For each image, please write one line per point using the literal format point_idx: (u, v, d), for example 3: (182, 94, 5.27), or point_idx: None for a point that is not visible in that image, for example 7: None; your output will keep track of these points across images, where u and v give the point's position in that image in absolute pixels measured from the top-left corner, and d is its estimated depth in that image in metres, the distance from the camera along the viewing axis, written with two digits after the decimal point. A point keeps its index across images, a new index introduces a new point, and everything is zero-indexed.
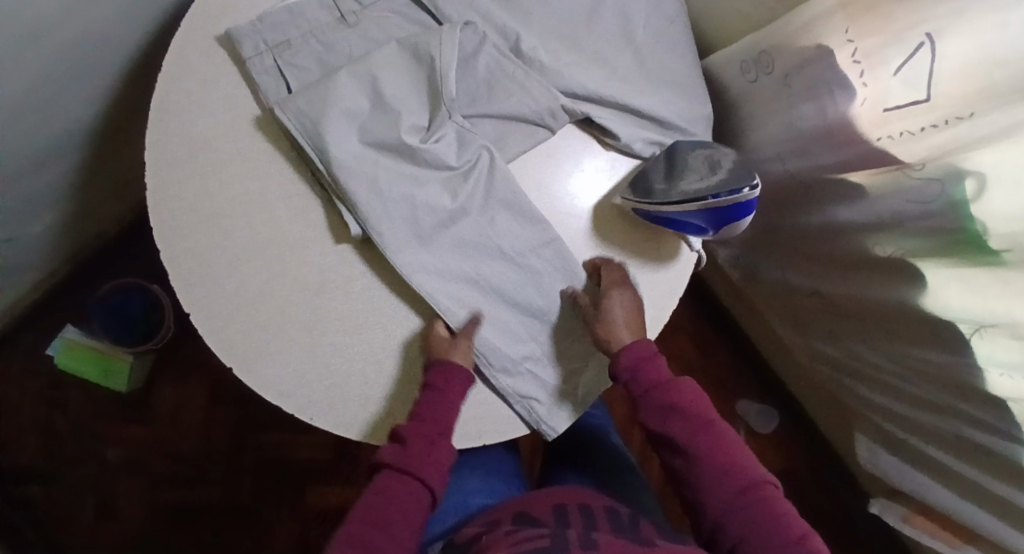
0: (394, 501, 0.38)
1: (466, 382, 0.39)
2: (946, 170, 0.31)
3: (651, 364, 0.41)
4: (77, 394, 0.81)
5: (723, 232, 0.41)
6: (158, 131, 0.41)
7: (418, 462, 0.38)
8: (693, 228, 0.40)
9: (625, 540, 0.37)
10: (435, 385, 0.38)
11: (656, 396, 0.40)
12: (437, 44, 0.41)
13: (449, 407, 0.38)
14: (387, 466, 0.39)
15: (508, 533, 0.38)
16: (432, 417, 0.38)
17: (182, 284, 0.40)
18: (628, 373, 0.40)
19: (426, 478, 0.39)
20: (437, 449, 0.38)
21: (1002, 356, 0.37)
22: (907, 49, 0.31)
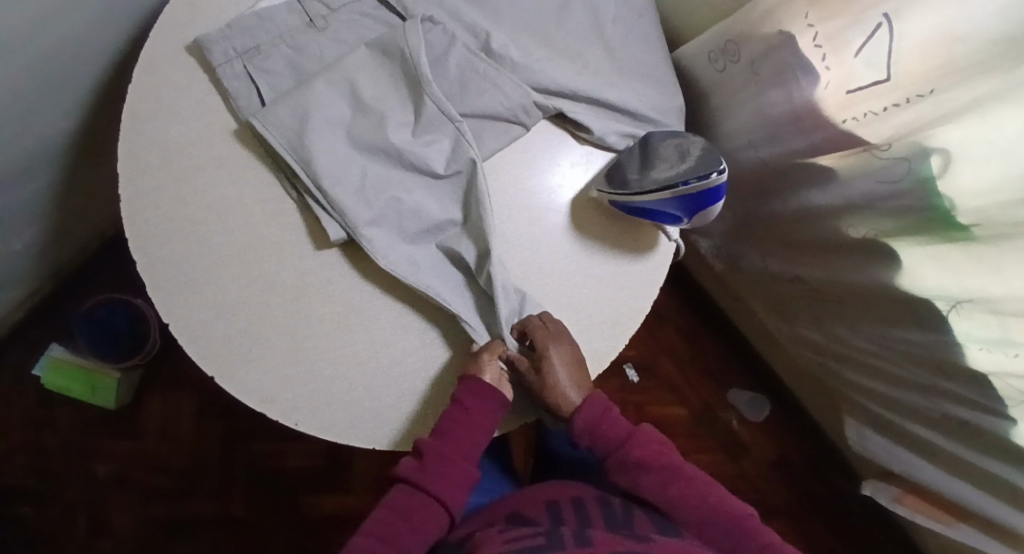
0: (411, 518, 0.38)
1: (492, 401, 0.40)
2: (911, 149, 0.32)
3: (608, 422, 0.43)
4: (65, 413, 0.80)
5: (699, 221, 0.41)
6: (130, 141, 0.41)
7: (438, 479, 0.39)
8: (671, 219, 0.40)
9: (619, 535, 0.37)
10: (463, 400, 0.38)
11: (623, 453, 0.43)
12: (406, 43, 0.41)
13: (473, 423, 0.39)
14: (404, 483, 0.39)
15: (501, 531, 0.39)
16: (454, 431, 0.39)
17: (160, 294, 0.40)
18: (587, 434, 0.43)
19: (443, 496, 0.39)
20: (458, 468, 0.39)
21: (979, 331, 0.38)
22: (866, 30, 0.31)
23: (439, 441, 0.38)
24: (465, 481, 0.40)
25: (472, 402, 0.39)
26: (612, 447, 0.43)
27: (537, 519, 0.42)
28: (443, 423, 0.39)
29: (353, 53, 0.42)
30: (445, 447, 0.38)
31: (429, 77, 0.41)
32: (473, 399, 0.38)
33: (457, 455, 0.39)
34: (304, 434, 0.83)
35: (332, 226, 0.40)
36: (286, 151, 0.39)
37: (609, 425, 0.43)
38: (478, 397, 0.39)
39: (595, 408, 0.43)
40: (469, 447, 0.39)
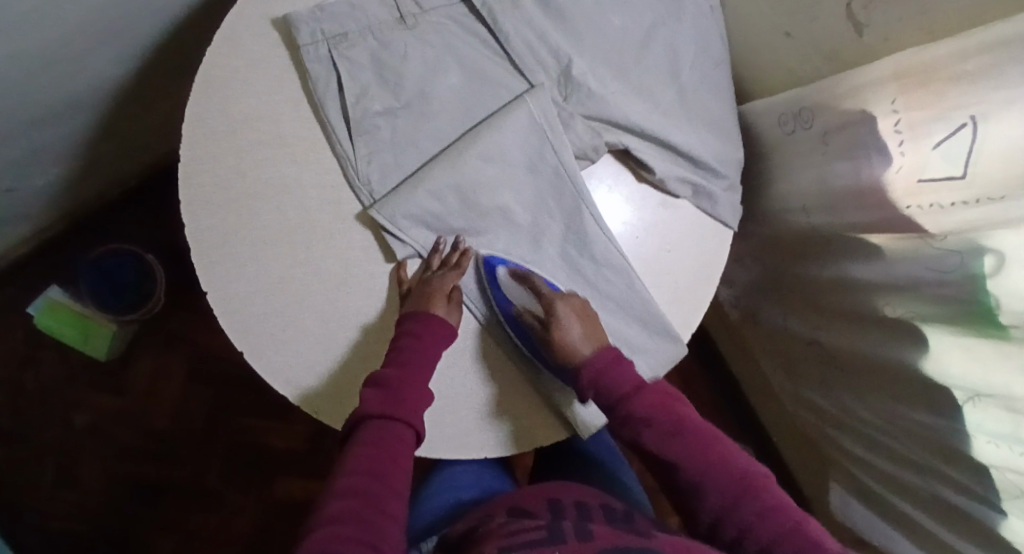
0: (383, 445, 0.37)
1: (441, 328, 0.40)
2: (966, 245, 0.33)
3: (613, 370, 0.42)
4: (51, 354, 0.78)
5: (511, 276, 0.43)
6: (200, 103, 0.41)
7: (404, 401, 0.38)
8: (506, 310, 0.42)
9: (619, 531, 0.40)
10: (413, 330, 0.39)
11: (621, 407, 0.41)
12: (549, 119, 0.43)
13: (427, 352, 0.39)
14: (370, 417, 0.38)
15: (502, 524, 0.42)
16: (408, 362, 0.39)
17: (204, 260, 0.40)
18: (592, 386, 0.42)
19: (409, 418, 0.38)
20: (420, 383, 0.39)
21: (992, 424, 0.39)
22: (950, 127, 0.32)
23: (392, 370, 0.38)
24: (425, 395, 0.39)
25: (422, 331, 0.39)
26: (614, 401, 0.41)
27: (539, 513, 0.45)
28: (396, 354, 0.39)
29: (495, 162, 0.42)
30: (394, 374, 0.38)
31: (570, 155, 0.43)
32: (426, 328, 0.39)
33: (414, 377, 0.38)
34: (291, 415, 0.82)
35: (397, 244, 0.42)
36: None
37: (614, 373, 0.42)
38: (424, 324, 0.39)
39: (602, 357, 0.42)
40: (427, 368, 0.39)
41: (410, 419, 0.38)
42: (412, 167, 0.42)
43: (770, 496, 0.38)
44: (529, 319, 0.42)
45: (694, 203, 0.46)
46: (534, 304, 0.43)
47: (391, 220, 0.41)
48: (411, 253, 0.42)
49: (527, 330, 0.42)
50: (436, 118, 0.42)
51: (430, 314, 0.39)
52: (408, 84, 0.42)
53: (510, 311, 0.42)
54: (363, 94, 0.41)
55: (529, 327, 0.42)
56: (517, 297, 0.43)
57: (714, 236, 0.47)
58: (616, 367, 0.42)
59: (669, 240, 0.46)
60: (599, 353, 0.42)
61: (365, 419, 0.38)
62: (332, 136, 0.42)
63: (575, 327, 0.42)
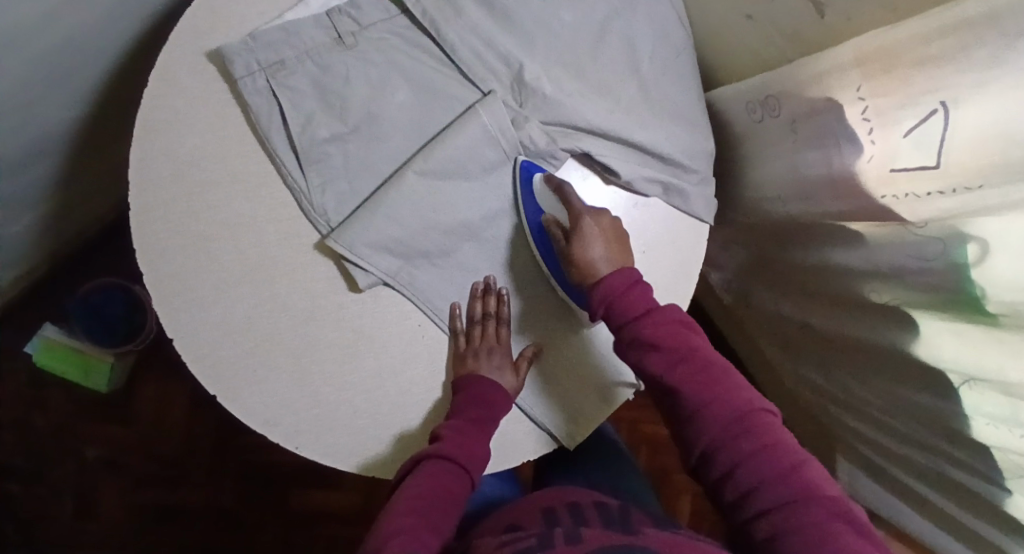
0: (443, 486, 0.37)
1: (505, 399, 0.41)
2: (948, 232, 0.31)
3: (628, 294, 0.39)
4: (56, 390, 0.79)
5: (545, 183, 0.42)
6: (143, 149, 0.39)
7: (473, 456, 0.39)
8: (534, 219, 0.42)
9: (611, 531, 0.39)
10: (487, 395, 0.40)
11: (630, 329, 0.38)
12: (503, 128, 0.41)
13: (495, 413, 0.41)
14: (436, 467, 0.38)
15: (498, 536, 0.42)
16: (479, 422, 0.40)
17: (167, 309, 0.39)
18: (603, 306, 0.40)
19: (473, 471, 0.39)
20: (485, 441, 0.40)
21: (989, 408, 0.38)
22: (919, 113, 0.29)
23: (464, 427, 0.39)
24: (488, 452, 0.41)
25: (493, 399, 0.40)
26: (621, 318, 0.39)
27: (535, 522, 0.45)
28: (466, 414, 0.40)
29: (455, 178, 0.41)
30: (466, 434, 0.39)
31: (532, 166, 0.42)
32: (495, 397, 0.40)
33: (482, 436, 0.40)
34: None
35: (360, 272, 0.40)
36: (416, 301, 0.42)
37: (629, 298, 0.39)
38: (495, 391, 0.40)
39: (618, 280, 0.40)
40: (493, 428, 0.41)
41: (473, 473, 0.39)
42: (368, 192, 0.41)
43: (775, 436, 0.34)
44: (555, 231, 0.42)
45: (666, 200, 0.45)
46: (565, 218, 0.42)
47: (351, 250, 0.40)
48: (375, 281, 0.41)
49: (550, 240, 0.42)
50: (387, 139, 0.41)
51: (500, 385, 0.41)
52: (353, 107, 0.40)
53: (539, 219, 0.42)
54: (308, 122, 0.40)
55: (551, 236, 0.42)
56: (548, 206, 0.42)
57: (689, 231, 0.45)
58: (629, 291, 0.39)
59: (643, 241, 0.44)
60: (618, 275, 0.40)
61: (427, 459, 0.38)
62: (281, 167, 0.40)
63: (599, 248, 0.41)
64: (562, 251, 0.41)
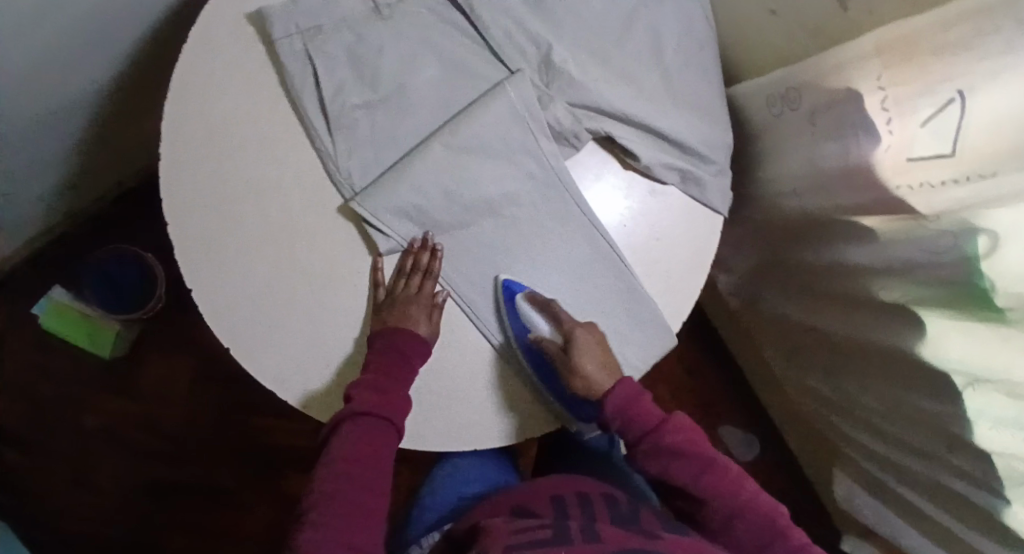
0: (368, 442, 0.38)
1: (422, 348, 0.40)
2: (960, 225, 0.31)
3: (640, 403, 0.44)
4: (59, 356, 0.80)
5: (529, 302, 0.42)
6: (178, 103, 0.41)
7: (393, 408, 0.39)
8: (522, 339, 0.42)
9: (626, 530, 0.39)
10: (403, 345, 0.39)
11: (654, 440, 0.44)
12: (528, 105, 0.42)
13: (408, 362, 0.40)
14: (354, 418, 0.38)
15: (506, 522, 0.41)
16: (389, 372, 0.39)
17: (188, 261, 0.40)
18: (619, 417, 0.44)
19: (395, 419, 0.39)
20: (408, 391, 0.40)
21: (999, 411, 0.38)
22: (936, 103, 0.30)
23: (373, 379, 0.38)
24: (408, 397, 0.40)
25: (409, 348, 0.39)
26: (643, 433, 0.44)
27: (543, 513, 0.44)
28: (376, 363, 0.39)
29: (477, 153, 0.42)
30: (380, 386, 0.38)
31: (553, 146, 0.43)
32: (406, 344, 0.39)
33: (397, 384, 0.39)
34: (295, 411, 0.82)
35: (381, 237, 0.41)
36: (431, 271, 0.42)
37: (643, 411, 0.44)
38: (408, 340, 0.39)
39: (623, 392, 0.44)
40: (408, 373, 0.40)
41: (395, 422, 0.39)
42: (393, 161, 0.42)
43: (792, 529, 0.41)
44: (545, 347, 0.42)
45: (683, 190, 0.45)
46: (556, 336, 0.43)
47: (373, 213, 0.41)
48: (393, 247, 0.42)
49: (541, 357, 0.43)
50: (415, 110, 0.42)
51: (420, 334, 0.40)
52: (384, 76, 0.42)
53: (525, 339, 0.42)
54: (339, 88, 0.41)
55: (545, 352, 0.42)
56: (534, 325, 0.42)
57: (704, 222, 0.46)
58: (640, 404, 0.44)
59: (658, 228, 0.45)
60: (622, 386, 0.44)
61: (348, 416, 0.39)
62: (310, 129, 0.41)
63: (593, 358, 0.43)
64: (563, 365, 0.42)
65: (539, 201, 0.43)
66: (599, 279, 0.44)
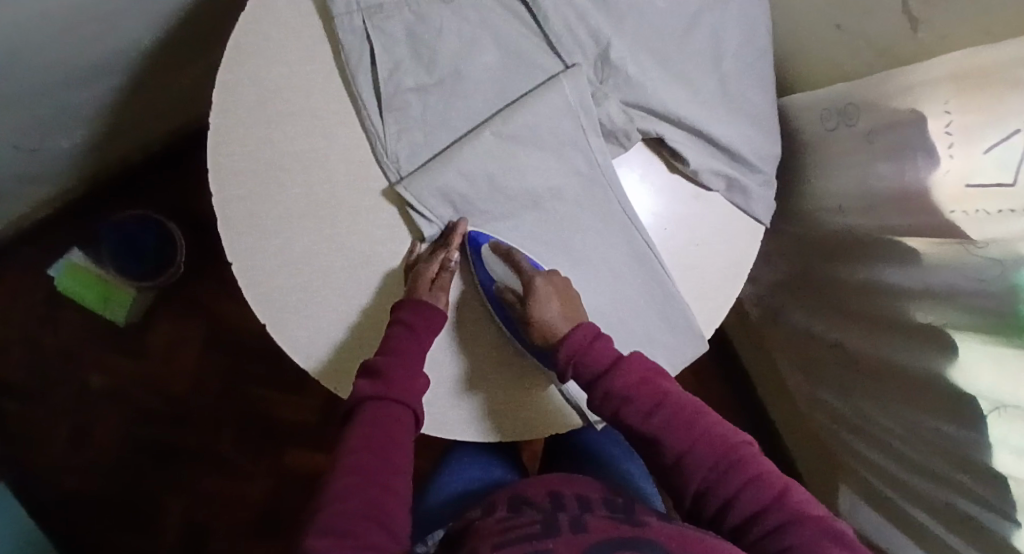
0: (379, 427, 0.37)
1: (434, 323, 0.39)
2: (1009, 254, 0.31)
3: (592, 348, 0.40)
4: (71, 314, 0.79)
5: (494, 250, 0.42)
6: (232, 70, 0.40)
7: (399, 390, 0.38)
8: (488, 288, 0.42)
9: (616, 522, 0.38)
10: (409, 323, 0.38)
11: (605, 383, 0.40)
12: (582, 101, 0.42)
13: (420, 342, 0.39)
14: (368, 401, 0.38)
15: (500, 519, 0.41)
16: (399, 352, 0.38)
17: (230, 230, 0.40)
18: (573, 365, 0.40)
19: (410, 402, 0.38)
20: (417, 372, 0.38)
21: (1015, 439, 0.37)
22: (1002, 131, 0.30)
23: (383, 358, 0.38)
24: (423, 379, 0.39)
25: (413, 321, 0.38)
26: (593, 375, 0.40)
27: (537, 508, 0.44)
28: (388, 341, 0.38)
29: (527, 145, 0.42)
30: (384, 366, 0.37)
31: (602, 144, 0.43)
32: (414, 317, 0.38)
33: (410, 364, 0.38)
34: (304, 388, 0.82)
35: (424, 222, 0.41)
36: (470, 260, 0.42)
37: (596, 352, 0.40)
38: (418, 316, 0.38)
39: (580, 335, 0.40)
40: (420, 354, 0.39)
41: (408, 403, 0.38)
42: (441, 146, 0.41)
43: (758, 468, 0.36)
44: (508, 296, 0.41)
45: (727, 197, 0.46)
46: (517, 284, 0.41)
47: (418, 197, 0.40)
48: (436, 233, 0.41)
49: (505, 304, 0.42)
50: (470, 97, 0.42)
51: (432, 307, 0.39)
52: (442, 61, 0.41)
53: (491, 285, 0.42)
54: (395, 69, 0.41)
55: (507, 302, 0.41)
56: (499, 274, 0.42)
57: (744, 232, 0.46)
58: (594, 346, 0.41)
59: (698, 234, 0.45)
60: (578, 331, 0.41)
61: (363, 401, 0.38)
62: (362, 109, 0.41)
63: (553, 307, 0.40)
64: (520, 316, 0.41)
65: (586, 197, 0.43)
66: (635, 281, 0.44)
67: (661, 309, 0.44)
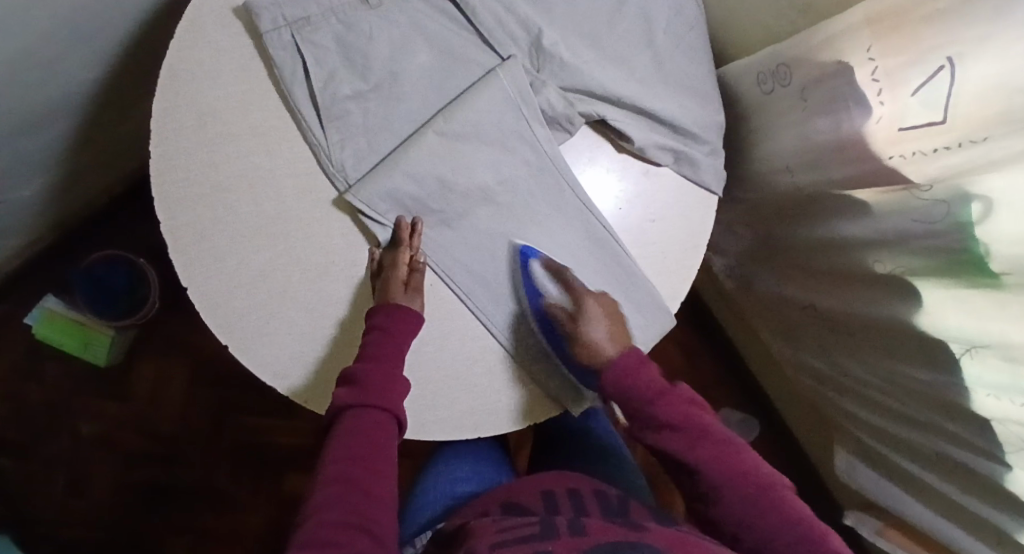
0: (360, 432, 0.36)
1: (410, 324, 0.39)
2: (953, 192, 0.31)
3: (640, 372, 0.41)
4: (54, 364, 0.79)
5: (544, 267, 0.42)
6: (168, 98, 0.40)
7: (381, 397, 0.37)
8: (534, 304, 0.42)
9: (612, 523, 0.37)
10: (381, 326, 0.38)
11: (651, 409, 0.41)
12: (520, 90, 0.42)
13: (397, 345, 0.38)
14: (348, 408, 0.37)
15: (495, 520, 0.40)
16: (376, 356, 0.37)
17: (183, 258, 0.39)
18: (616, 388, 0.41)
19: (391, 406, 0.37)
20: (395, 374, 0.37)
21: (991, 378, 0.38)
22: (927, 71, 0.31)
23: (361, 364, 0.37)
24: (401, 381, 0.38)
25: (387, 324, 0.38)
26: (639, 402, 0.41)
27: (533, 509, 0.43)
28: (365, 348, 0.38)
29: (472, 140, 0.42)
30: (363, 374, 0.37)
31: (547, 131, 0.43)
32: (390, 322, 0.38)
33: (388, 368, 0.37)
34: (295, 411, 0.82)
35: (380, 229, 0.41)
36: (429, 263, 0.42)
37: (645, 375, 0.41)
38: (393, 319, 0.38)
39: (630, 359, 0.42)
40: (398, 357, 0.38)
41: (388, 408, 0.37)
42: (387, 150, 0.42)
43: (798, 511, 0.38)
44: (556, 312, 0.42)
45: (677, 170, 0.46)
46: (565, 301, 0.42)
47: (368, 204, 0.40)
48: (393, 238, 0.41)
49: (551, 324, 0.42)
50: (408, 98, 0.42)
51: (405, 308, 0.39)
52: (376, 65, 0.41)
53: (540, 302, 0.42)
54: (330, 79, 0.41)
55: (554, 319, 0.42)
56: (546, 290, 0.42)
57: (698, 203, 0.46)
58: (639, 370, 0.42)
59: (654, 210, 0.45)
60: (626, 356, 0.42)
61: (343, 415, 0.37)
62: (302, 122, 0.41)
63: (601, 328, 0.42)
64: (568, 334, 0.42)
65: (537, 185, 0.43)
66: (595, 261, 0.44)
67: (624, 287, 0.44)
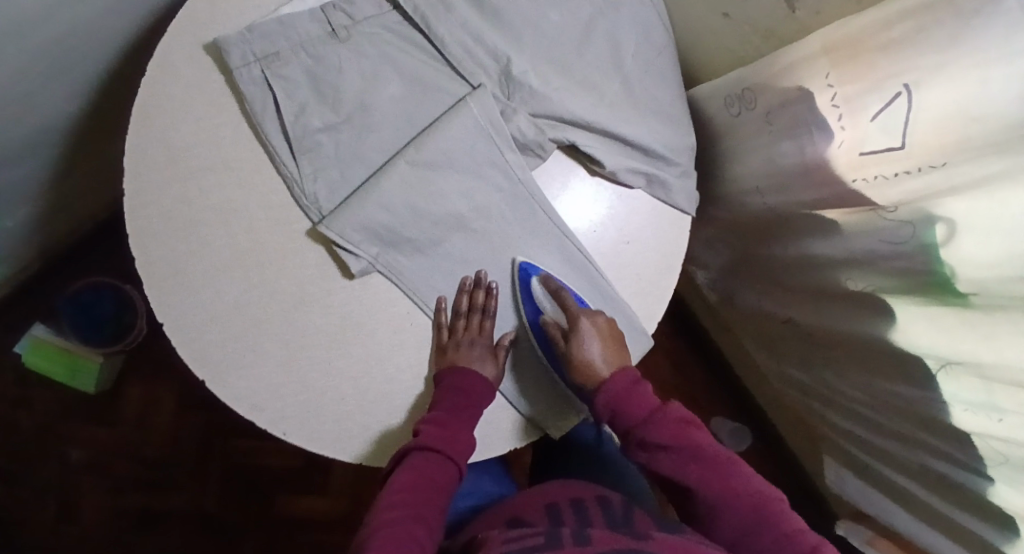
0: (428, 476, 0.40)
1: (485, 390, 0.42)
2: (918, 214, 0.32)
3: (631, 394, 0.43)
4: (42, 392, 0.79)
5: (543, 285, 0.43)
6: (139, 135, 0.40)
7: (453, 443, 0.40)
8: (533, 319, 0.44)
9: (619, 533, 0.37)
10: (461, 385, 0.40)
11: (643, 431, 0.43)
12: (488, 118, 0.42)
13: (473, 403, 0.41)
14: (421, 450, 0.39)
15: (502, 532, 0.40)
16: (454, 411, 0.40)
17: (157, 292, 0.40)
18: (610, 408, 0.43)
19: (456, 456, 0.41)
20: (465, 430, 0.41)
21: (966, 394, 0.38)
22: (884, 97, 0.31)
23: (440, 416, 0.40)
24: (469, 437, 0.41)
25: (469, 388, 0.41)
26: (633, 422, 0.43)
27: (537, 522, 0.43)
28: (442, 402, 0.40)
29: (444, 168, 0.42)
30: (441, 422, 0.40)
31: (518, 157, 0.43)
32: (469, 384, 0.40)
33: (462, 424, 0.40)
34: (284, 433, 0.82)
35: (352, 258, 0.41)
36: (405, 291, 0.42)
37: (635, 397, 0.43)
38: (469, 381, 0.41)
39: (621, 381, 0.43)
40: (471, 416, 0.41)
41: (454, 459, 0.40)
42: (359, 180, 0.42)
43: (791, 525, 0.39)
44: (552, 331, 0.43)
45: (649, 192, 0.46)
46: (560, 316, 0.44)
47: (342, 234, 0.40)
48: (366, 267, 0.41)
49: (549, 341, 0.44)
50: (379, 129, 0.42)
51: (478, 373, 0.41)
52: (347, 97, 0.42)
53: (536, 319, 0.44)
54: (301, 112, 0.41)
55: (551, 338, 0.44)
56: (546, 308, 0.44)
57: (672, 224, 0.47)
58: (631, 391, 0.43)
59: (628, 232, 0.46)
60: (618, 377, 0.43)
61: (408, 451, 0.40)
62: (273, 155, 0.41)
63: (597, 347, 0.43)
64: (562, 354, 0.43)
65: (510, 211, 0.43)
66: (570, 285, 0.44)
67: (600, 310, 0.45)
